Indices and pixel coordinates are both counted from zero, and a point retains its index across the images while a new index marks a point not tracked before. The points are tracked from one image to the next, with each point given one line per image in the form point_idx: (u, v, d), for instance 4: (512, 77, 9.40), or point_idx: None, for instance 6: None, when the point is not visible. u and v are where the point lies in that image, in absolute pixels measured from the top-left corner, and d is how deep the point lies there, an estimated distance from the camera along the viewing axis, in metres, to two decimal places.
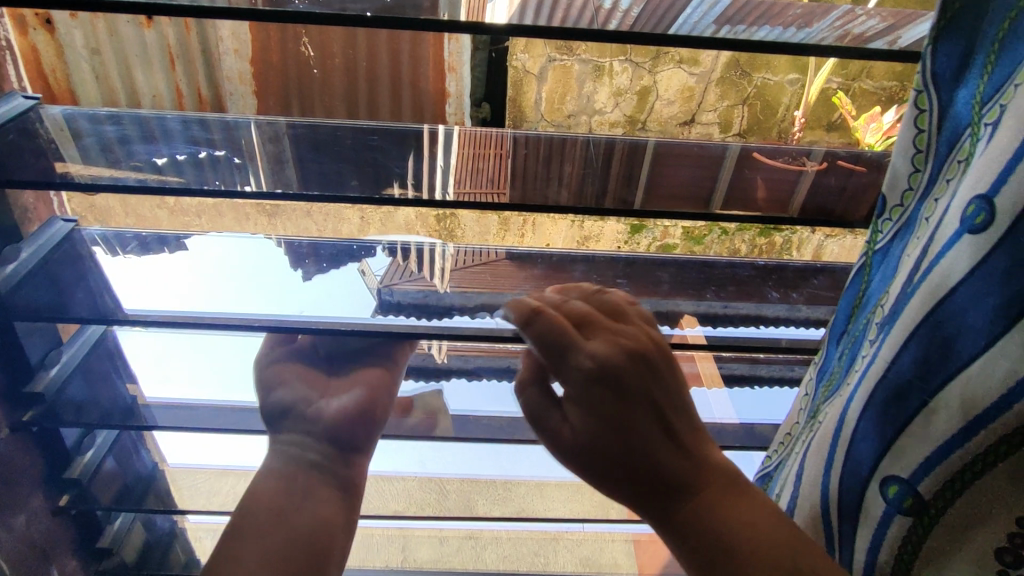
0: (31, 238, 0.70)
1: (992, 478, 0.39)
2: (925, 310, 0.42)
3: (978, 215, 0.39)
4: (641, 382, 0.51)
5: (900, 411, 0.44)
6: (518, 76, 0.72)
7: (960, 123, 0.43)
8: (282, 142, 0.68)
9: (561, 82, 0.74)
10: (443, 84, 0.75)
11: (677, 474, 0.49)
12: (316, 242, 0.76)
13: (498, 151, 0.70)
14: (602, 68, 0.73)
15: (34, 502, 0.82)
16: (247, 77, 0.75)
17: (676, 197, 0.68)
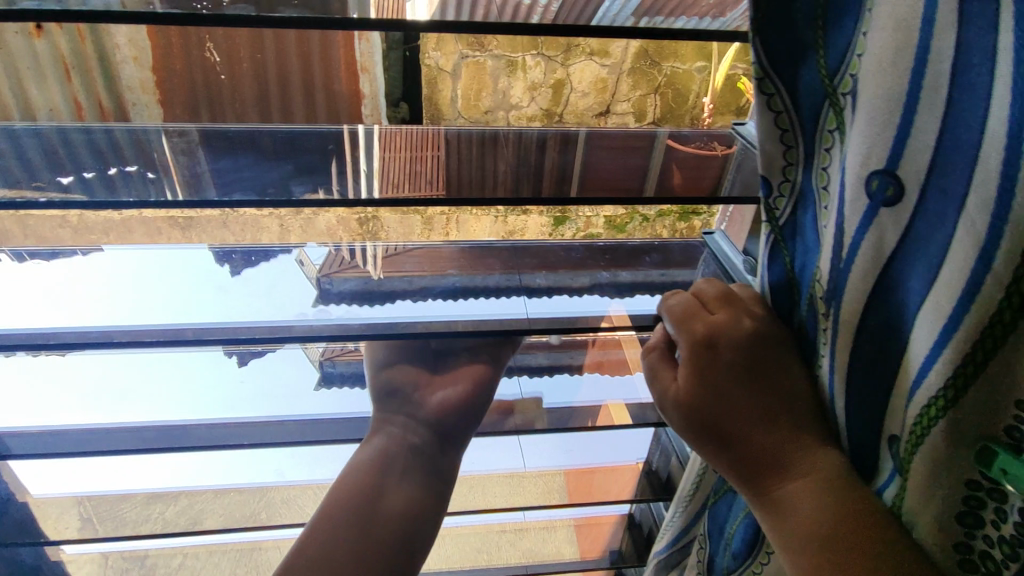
0: None
1: (942, 433, 0.40)
2: (879, 273, 0.43)
3: (885, 190, 0.42)
4: (756, 347, 0.53)
5: (874, 377, 0.45)
6: (432, 74, 0.62)
7: (816, 98, 0.45)
8: (196, 154, 0.64)
9: (474, 78, 0.64)
10: (356, 86, 0.63)
11: (768, 447, 0.51)
12: (240, 254, 0.73)
13: (436, 151, 0.67)
14: (515, 63, 0.63)
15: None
16: (151, 86, 0.63)
17: (610, 180, 0.69)
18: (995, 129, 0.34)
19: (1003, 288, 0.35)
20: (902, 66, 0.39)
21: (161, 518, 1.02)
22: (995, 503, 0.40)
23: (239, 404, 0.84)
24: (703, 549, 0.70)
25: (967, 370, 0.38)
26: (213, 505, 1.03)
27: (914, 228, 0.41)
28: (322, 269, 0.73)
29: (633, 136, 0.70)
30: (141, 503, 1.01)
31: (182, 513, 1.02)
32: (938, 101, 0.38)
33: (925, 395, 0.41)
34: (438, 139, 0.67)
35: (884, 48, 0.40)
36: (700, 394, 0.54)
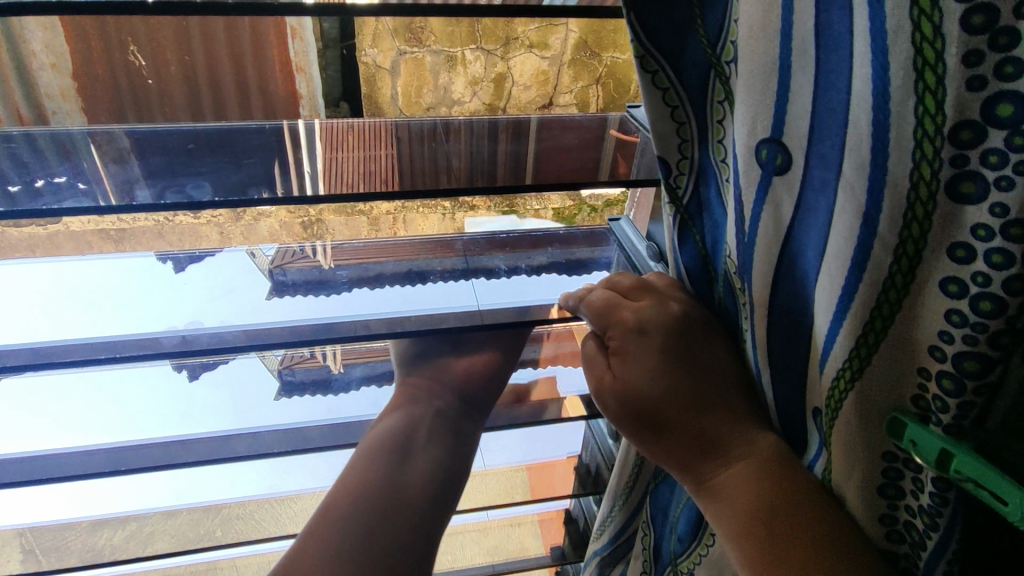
0: None
1: (854, 406, 0.42)
2: (782, 244, 0.44)
3: (774, 159, 0.43)
4: (687, 335, 0.54)
5: (791, 348, 0.47)
6: (371, 72, 0.61)
7: (701, 71, 0.46)
8: (129, 164, 0.60)
9: (415, 75, 0.62)
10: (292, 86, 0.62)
11: (705, 430, 0.52)
12: (185, 255, 0.70)
13: (389, 151, 0.65)
14: (455, 58, 0.61)
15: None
16: (73, 93, 0.61)
17: (564, 168, 0.67)
18: (860, 89, 0.35)
19: (891, 253, 0.36)
20: (770, 34, 0.40)
21: (109, 544, 0.98)
22: (913, 474, 0.41)
23: (181, 422, 0.80)
24: (648, 536, 0.71)
25: (870, 339, 0.39)
26: (163, 527, 1.00)
27: (803, 195, 0.42)
28: (274, 260, 0.71)
29: (579, 123, 0.70)
30: (86, 531, 0.98)
31: (131, 537, 0.99)
32: (809, 67, 0.39)
33: (835, 364, 0.42)
34: (382, 134, 0.65)
35: (753, 20, 0.41)
36: (636, 383, 0.55)
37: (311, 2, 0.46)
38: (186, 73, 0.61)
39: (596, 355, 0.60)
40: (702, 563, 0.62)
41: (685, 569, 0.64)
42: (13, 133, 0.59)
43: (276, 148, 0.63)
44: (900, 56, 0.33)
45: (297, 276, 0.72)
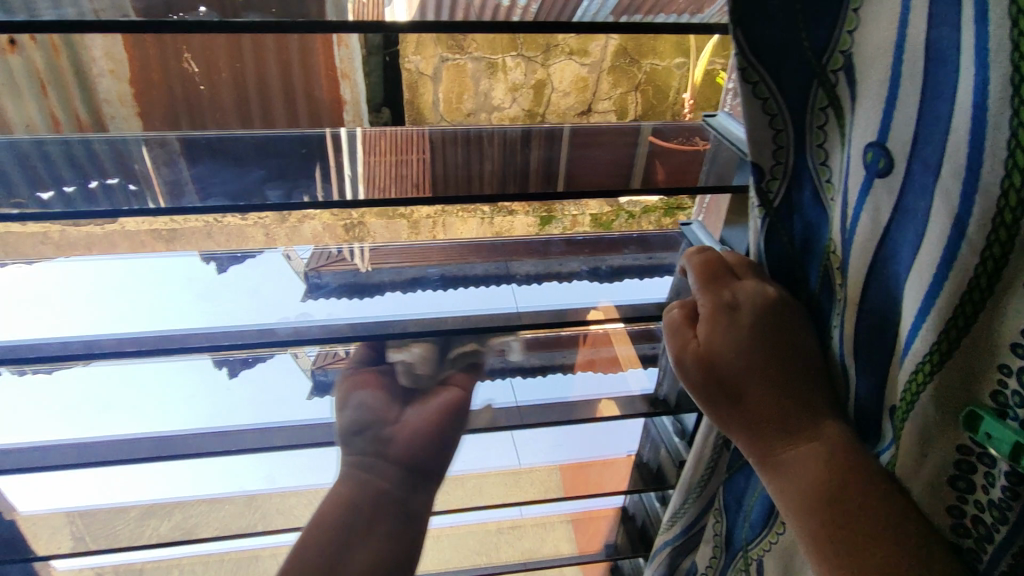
0: None
1: (933, 400, 0.42)
2: (873, 250, 0.44)
3: (878, 161, 0.42)
4: (780, 317, 0.52)
5: (874, 349, 0.46)
6: (412, 79, 0.62)
7: (806, 81, 0.46)
8: (178, 167, 0.62)
9: (456, 81, 0.64)
10: (337, 93, 0.63)
11: (775, 406, 0.51)
12: (227, 254, 0.71)
13: (421, 155, 0.66)
14: (495, 65, 0.62)
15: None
16: (130, 99, 0.62)
17: (598, 178, 0.68)
18: (963, 101, 0.36)
19: (978, 253, 0.36)
20: (885, 44, 0.40)
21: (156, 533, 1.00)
22: (985, 468, 0.41)
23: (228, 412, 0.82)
24: (719, 523, 0.70)
25: (951, 333, 0.39)
26: (208, 516, 1.02)
27: (898, 200, 0.41)
28: (311, 261, 0.72)
29: (619, 128, 0.69)
30: (136, 517, 1.00)
31: (177, 527, 1.01)
32: (915, 76, 0.39)
33: (917, 359, 0.42)
34: (424, 140, 0.66)
35: (877, 28, 0.41)
36: (710, 350, 0.53)
37: (353, 19, 0.47)
38: (237, 82, 0.62)
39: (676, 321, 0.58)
40: (772, 551, 0.62)
41: (755, 556, 0.65)
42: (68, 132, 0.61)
43: (316, 152, 0.65)
44: (1000, 68, 0.33)
45: (334, 279, 0.74)
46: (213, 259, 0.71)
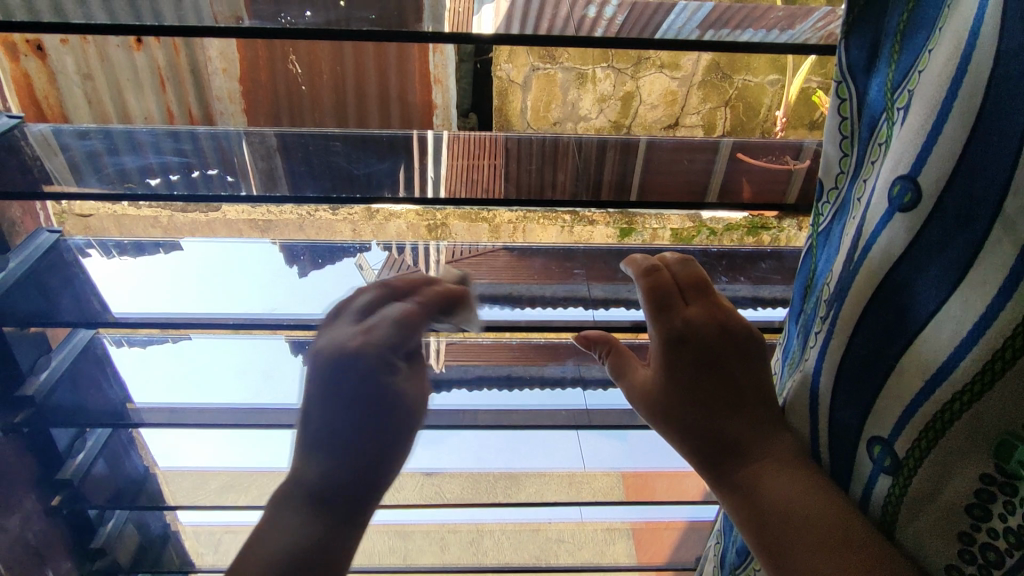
0: (17, 251, 0.66)
1: (961, 433, 0.31)
2: (867, 300, 0.35)
3: (903, 197, 0.32)
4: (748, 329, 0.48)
5: (863, 384, 0.36)
6: (502, 86, 0.66)
7: (876, 112, 0.36)
8: (275, 159, 0.61)
9: (545, 91, 0.67)
10: (428, 96, 0.65)
11: (730, 427, 0.43)
12: (308, 257, 0.70)
13: (493, 161, 0.62)
14: (585, 75, 0.65)
15: (27, 503, 0.76)
16: (239, 97, 0.66)
17: (675, 188, 0.63)
18: None
19: None
20: (943, 77, 0.31)
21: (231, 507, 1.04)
22: (1004, 497, 0.31)
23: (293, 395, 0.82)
24: None
25: (1007, 352, 0.29)
26: None
27: (915, 242, 0.32)
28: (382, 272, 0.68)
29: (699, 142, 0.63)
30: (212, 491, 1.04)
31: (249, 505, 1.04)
32: (970, 109, 0.30)
33: (941, 397, 0.32)
34: (497, 144, 0.63)
35: (939, 64, 0.31)
36: (682, 373, 0.44)
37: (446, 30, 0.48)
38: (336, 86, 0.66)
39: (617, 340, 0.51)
40: None
41: None
42: (177, 130, 0.61)
43: (404, 154, 0.63)
44: None
45: None
46: (294, 263, 0.70)
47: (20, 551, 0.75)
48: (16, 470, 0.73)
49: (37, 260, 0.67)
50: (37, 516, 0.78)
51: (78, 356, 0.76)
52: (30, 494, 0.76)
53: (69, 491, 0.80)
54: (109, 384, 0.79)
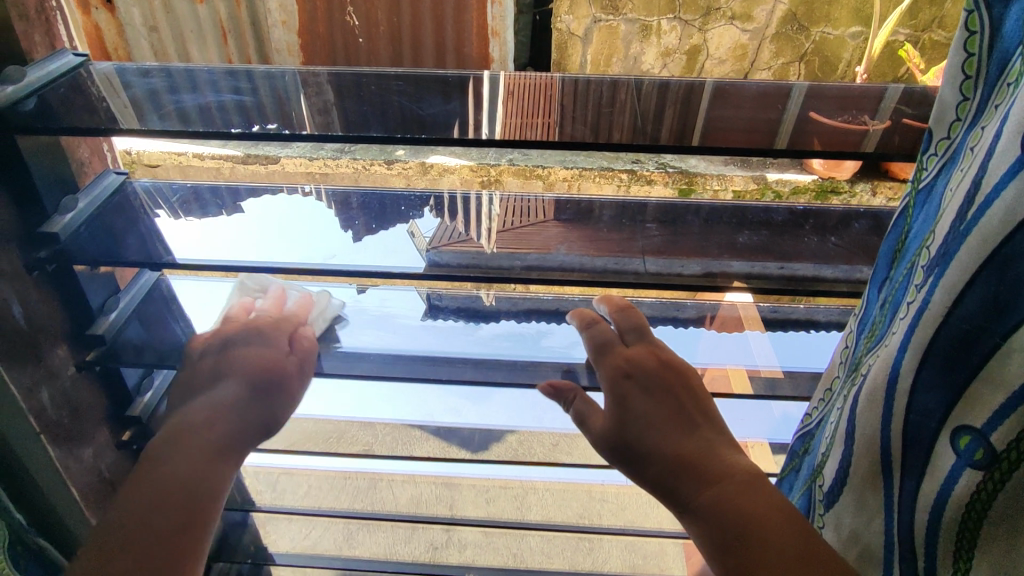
0: (86, 191, 0.58)
1: None
2: (976, 267, 0.31)
3: None
4: (675, 385, 0.50)
5: (962, 367, 0.33)
6: (564, 37, 1.26)
7: (1010, 47, 0.31)
8: (331, 115, 0.50)
9: (607, 41, 1.31)
10: (486, 49, 1.19)
11: (686, 449, 0.45)
12: (365, 221, 0.61)
13: (547, 119, 0.49)
14: (651, 26, 1.32)
15: (99, 434, 0.66)
16: (294, 47, 1.21)
17: (731, 130, 0.48)
18: None
19: None
20: None
21: (274, 470, 1.02)
22: None
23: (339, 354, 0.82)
24: None
25: None
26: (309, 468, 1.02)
27: None
28: (433, 240, 0.59)
29: (766, 93, 0.53)
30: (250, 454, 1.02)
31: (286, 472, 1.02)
32: None
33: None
34: (553, 87, 0.55)
35: None
36: (663, 448, 0.46)
37: None
38: (396, 43, 1.24)
39: (648, 327, 0.55)
40: None
41: None
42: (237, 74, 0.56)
43: (459, 88, 0.56)
44: None
45: (454, 259, 0.57)
46: (348, 228, 0.61)
47: (96, 482, 0.66)
48: (88, 404, 0.63)
49: (104, 204, 0.59)
50: (108, 453, 0.68)
51: (145, 299, 0.67)
52: (102, 430, 0.66)
53: (142, 426, 0.70)
54: (175, 323, 0.66)
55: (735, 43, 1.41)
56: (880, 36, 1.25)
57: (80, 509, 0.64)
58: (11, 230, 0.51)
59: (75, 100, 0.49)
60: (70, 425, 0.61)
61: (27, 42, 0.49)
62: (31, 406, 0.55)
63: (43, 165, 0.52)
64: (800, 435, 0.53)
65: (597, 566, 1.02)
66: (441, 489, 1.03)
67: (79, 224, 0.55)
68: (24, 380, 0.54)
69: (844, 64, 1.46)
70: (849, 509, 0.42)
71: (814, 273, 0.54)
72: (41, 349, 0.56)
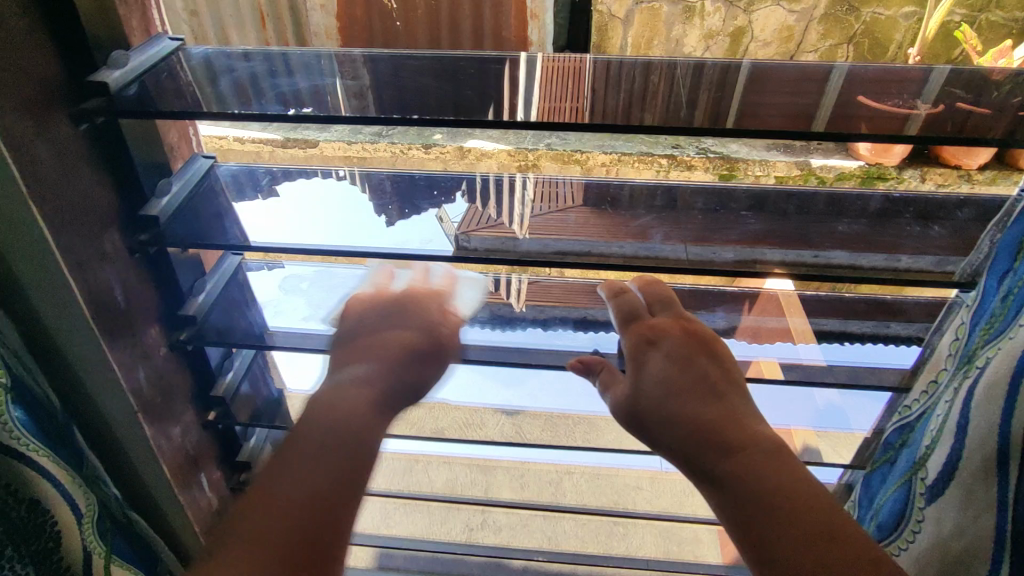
0: (179, 174, 0.55)
1: None
2: None
3: None
4: (697, 358, 0.50)
5: None
6: (605, 19, 1.24)
7: None
8: (368, 99, 0.48)
9: (648, 25, 1.29)
10: (526, 33, 1.19)
11: (706, 421, 0.45)
12: (397, 205, 0.61)
13: (576, 102, 0.49)
14: (692, 10, 1.31)
15: (187, 414, 0.63)
16: (332, 31, 1.23)
17: (766, 113, 0.46)
18: None
19: None
20: None
21: None
22: None
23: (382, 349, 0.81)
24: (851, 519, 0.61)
25: None
26: None
27: None
28: (462, 226, 0.58)
29: (809, 74, 0.51)
30: None
31: None
32: None
33: None
34: (586, 69, 0.55)
35: None
36: (694, 420, 0.46)
37: None
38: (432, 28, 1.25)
39: (678, 302, 0.55)
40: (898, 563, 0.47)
41: None
42: (313, 60, 0.53)
43: (494, 68, 0.55)
44: None
45: (484, 244, 0.55)
46: (382, 212, 0.61)
47: (184, 459, 0.63)
48: (177, 383, 0.61)
49: (195, 188, 0.56)
50: (195, 431, 0.65)
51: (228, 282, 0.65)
52: (190, 409, 0.64)
53: (226, 407, 0.68)
54: (252, 306, 0.67)
55: (782, 23, 1.37)
56: (936, 16, 1.22)
57: (167, 484, 0.61)
58: (114, 211, 0.49)
59: (169, 86, 0.46)
60: (163, 404, 0.59)
61: (128, 27, 0.47)
62: (128, 381, 0.53)
63: (143, 149, 0.50)
64: (896, 428, 0.55)
65: (630, 551, 1.01)
66: (476, 472, 1.03)
67: (174, 207, 0.53)
68: (122, 360, 0.52)
69: (896, 46, 1.43)
70: (950, 503, 0.42)
71: (848, 262, 0.52)
72: (137, 326, 0.54)
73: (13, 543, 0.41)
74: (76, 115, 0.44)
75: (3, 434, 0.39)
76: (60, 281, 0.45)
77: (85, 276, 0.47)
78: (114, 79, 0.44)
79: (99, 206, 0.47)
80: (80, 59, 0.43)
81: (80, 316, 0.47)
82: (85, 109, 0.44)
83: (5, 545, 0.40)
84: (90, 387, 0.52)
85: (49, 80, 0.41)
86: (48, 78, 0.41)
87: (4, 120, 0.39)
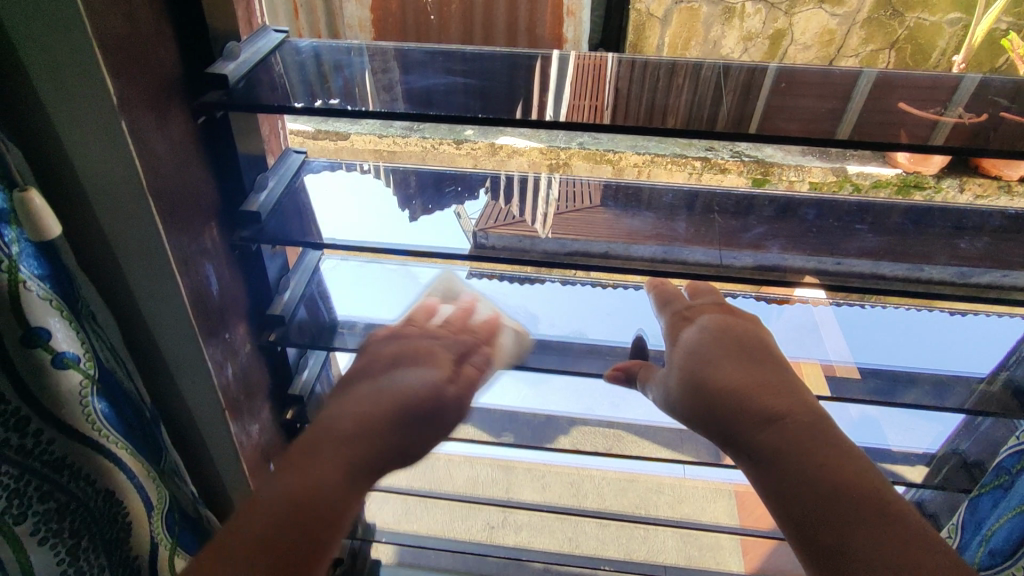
0: (274, 169, 0.57)
1: None
2: None
3: None
4: (741, 336, 0.50)
5: None
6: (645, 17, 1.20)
7: None
8: (395, 92, 0.48)
9: (686, 23, 1.27)
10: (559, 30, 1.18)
11: (747, 391, 0.45)
12: (421, 202, 0.61)
13: (596, 102, 0.48)
14: (732, 11, 1.29)
15: (264, 412, 0.63)
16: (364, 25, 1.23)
17: (809, 116, 0.45)
18: None
19: None
20: None
21: None
22: None
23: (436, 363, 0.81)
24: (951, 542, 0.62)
25: None
26: None
27: None
28: (479, 224, 0.58)
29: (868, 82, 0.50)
30: None
31: None
32: None
33: None
34: (627, 71, 0.55)
35: None
36: (735, 388, 0.46)
37: None
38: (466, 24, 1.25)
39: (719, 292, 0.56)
40: None
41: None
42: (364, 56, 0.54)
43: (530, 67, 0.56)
44: None
45: (500, 241, 0.55)
46: (405, 207, 0.61)
47: (259, 457, 0.63)
48: (257, 380, 0.60)
49: (289, 183, 0.58)
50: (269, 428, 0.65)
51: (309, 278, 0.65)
52: (267, 408, 0.64)
53: (303, 405, 0.69)
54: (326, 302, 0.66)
55: (822, 27, 1.36)
56: (981, 24, 1.19)
57: (243, 481, 0.61)
58: (215, 206, 0.48)
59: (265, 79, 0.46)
60: (246, 402, 0.58)
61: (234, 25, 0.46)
62: (219, 378, 0.53)
63: (247, 141, 0.49)
64: (1015, 451, 0.53)
65: (652, 556, 1.00)
66: (497, 471, 1.00)
67: (273, 202, 0.54)
68: (216, 356, 0.51)
69: (938, 52, 1.38)
70: None
71: (870, 270, 0.51)
72: (229, 322, 0.53)
73: (87, 532, 0.39)
74: (195, 109, 0.43)
75: (85, 422, 0.38)
76: (165, 276, 0.44)
77: (189, 273, 0.46)
78: (229, 72, 0.43)
79: (206, 201, 0.47)
80: (197, 55, 0.42)
81: (182, 310, 0.46)
82: (205, 103, 0.43)
83: (80, 536, 0.38)
84: (181, 378, 0.51)
85: (168, 74, 0.40)
86: (169, 73, 0.40)
87: (135, 115, 0.38)
